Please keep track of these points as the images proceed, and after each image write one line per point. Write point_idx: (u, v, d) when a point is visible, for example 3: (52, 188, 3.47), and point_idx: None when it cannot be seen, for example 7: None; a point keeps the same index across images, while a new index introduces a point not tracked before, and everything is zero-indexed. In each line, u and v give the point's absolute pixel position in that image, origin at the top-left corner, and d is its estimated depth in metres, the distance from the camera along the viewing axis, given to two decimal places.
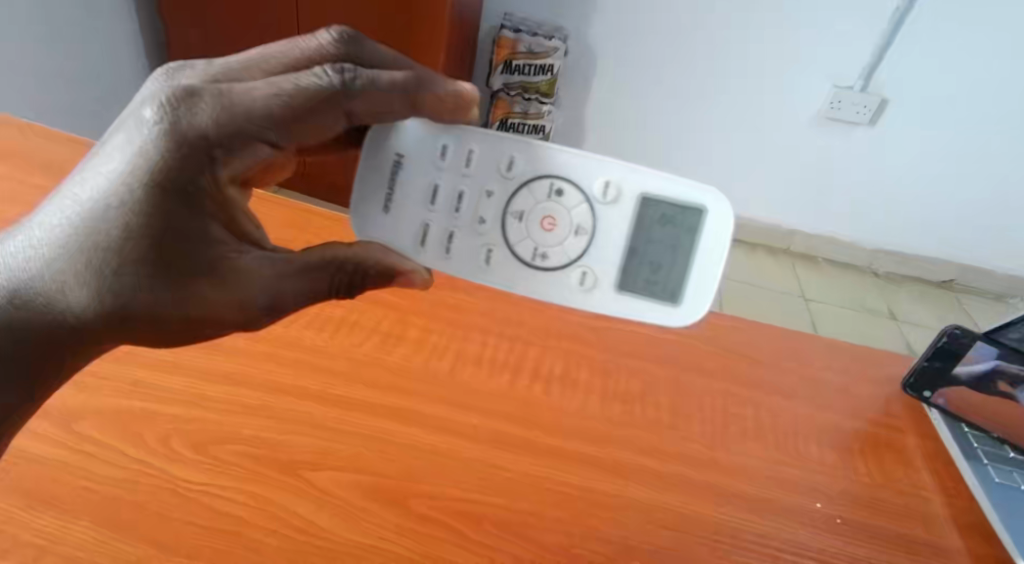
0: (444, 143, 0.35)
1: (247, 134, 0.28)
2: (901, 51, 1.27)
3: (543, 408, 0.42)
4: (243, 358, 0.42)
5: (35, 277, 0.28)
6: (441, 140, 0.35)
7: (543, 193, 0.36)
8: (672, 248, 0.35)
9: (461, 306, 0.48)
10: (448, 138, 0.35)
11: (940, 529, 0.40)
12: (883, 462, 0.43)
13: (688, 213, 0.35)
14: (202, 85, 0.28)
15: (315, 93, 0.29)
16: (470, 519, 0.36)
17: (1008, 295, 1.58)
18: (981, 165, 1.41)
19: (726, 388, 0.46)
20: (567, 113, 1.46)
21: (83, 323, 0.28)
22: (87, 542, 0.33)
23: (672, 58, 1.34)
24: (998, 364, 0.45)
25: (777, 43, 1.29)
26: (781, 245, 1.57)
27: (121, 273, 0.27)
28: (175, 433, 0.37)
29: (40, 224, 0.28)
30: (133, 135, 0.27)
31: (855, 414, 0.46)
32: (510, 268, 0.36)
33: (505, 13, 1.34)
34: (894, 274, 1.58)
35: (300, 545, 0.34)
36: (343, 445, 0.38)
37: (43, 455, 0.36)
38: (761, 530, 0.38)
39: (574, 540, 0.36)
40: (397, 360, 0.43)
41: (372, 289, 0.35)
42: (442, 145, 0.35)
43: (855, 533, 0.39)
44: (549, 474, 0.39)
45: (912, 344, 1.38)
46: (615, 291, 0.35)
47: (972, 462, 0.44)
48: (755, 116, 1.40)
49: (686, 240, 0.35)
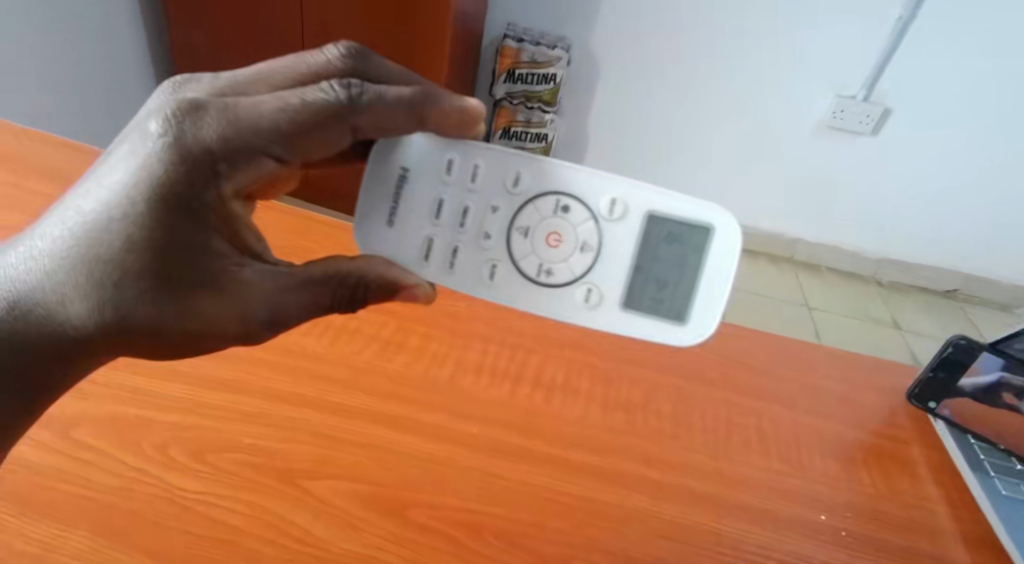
0: (450, 158, 0.35)
1: (253, 148, 0.28)
2: (903, 58, 1.27)
3: (544, 416, 0.42)
4: (242, 366, 0.41)
5: (35, 288, 0.28)
6: (447, 154, 0.35)
7: (549, 210, 0.36)
8: (678, 266, 0.35)
9: (462, 314, 0.48)
10: (455, 152, 0.35)
11: (945, 541, 0.40)
12: (888, 474, 0.43)
13: (696, 231, 0.35)
14: (209, 99, 0.28)
15: (321, 108, 0.29)
16: (469, 528, 0.35)
17: (1012, 305, 1.57)
18: (986, 170, 1.40)
19: (728, 398, 0.46)
20: (569, 121, 1.46)
21: (82, 336, 0.28)
22: (83, 551, 0.32)
23: (675, 67, 1.34)
24: (1004, 376, 0.45)
25: (780, 50, 1.29)
26: (784, 254, 1.57)
27: (122, 285, 0.27)
28: (173, 441, 0.37)
29: (42, 235, 0.28)
30: (137, 148, 0.27)
31: (859, 424, 0.46)
32: (514, 283, 0.36)
33: (509, 22, 1.35)
34: (897, 283, 1.57)
35: (296, 554, 0.33)
36: (342, 454, 0.38)
37: (39, 463, 0.35)
38: (763, 542, 0.38)
39: (574, 551, 0.36)
40: (396, 368, 0.43)
41: (375, 304, 0.34)
42: (448, 159, 0.35)
43: (860, 546, 0.38)
44: (547, 483, 0.38)
45: (917, 354, 1.37)
46: (620, 309, 0.35)
47: (978, 474, 0.43)
48: (759, 124, 1.40)
49: (693, 259, 0.35)
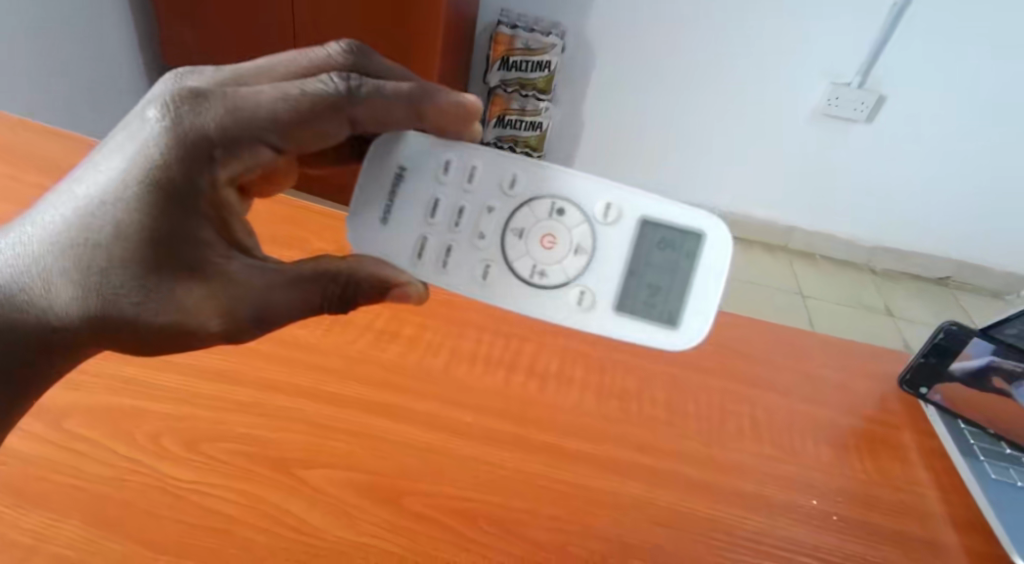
0: (447, 159, 0.35)
1: (250, 137, 0.28)
2: (899, 44, 1.26)
3: (538, 405, 0.42)
4: (235, 357, 0.41)
5: (24, 274, 0.28)
6: (445, 156, 0.35)
7: (543, 212, 0.36)
8: (670, 271, 0.35)
9: (455, 303, 0.48)
10: (452, 153, 0.35)
11: (935, 525, 0.40)
12: (879, 460, 0.43)
13: (689, 238, 0.35)
14: (210, 88, 0.28)
15: (319, 98, 0.29)
16: (465, 517, 0.36)
17: (1004, 292, 1.59)
18: (980, 157, 1.40)
19: (723, 386, 0.46)
20: (564, 109, 1.45)
21: (69, 324, 0.28)
22: (76, 541, 0.32)
23: (672, 55, 1.34)
24: (994, 360, 0.46)
25: (776, 36, 1.28)
26: (779, 242, 1.57)
27: (111, 274, 0.27)
28: (166, 431, 0.37)
29: (35, 220, 0.28)
30: (134, 133, 0.27)
31: (852, 411, 0.46)
32: (506, 285, 0.35)
33: (502, 9, 1.33)
34: (891, 271, 1.58)
35: (292, 543, 0.33)
36: (337, 443, 0.38)
37: (31, 453, 0.35)
38: (755, 528, 0.38)
39: (569, 538, 0.36)
40: (391, 358, 0.43)
41: (365, 305, 0.34)
42: (445, 161, 0.35)
43: (852, 531, 0.39)
44: (540, 471, 0.38)
45: (909, 341, 1.38)
46: (613, 311, 0.35)
47: (969, 459, 0.44)
48: (756, 109, 1.39)
49: (685, 264, 0.35)
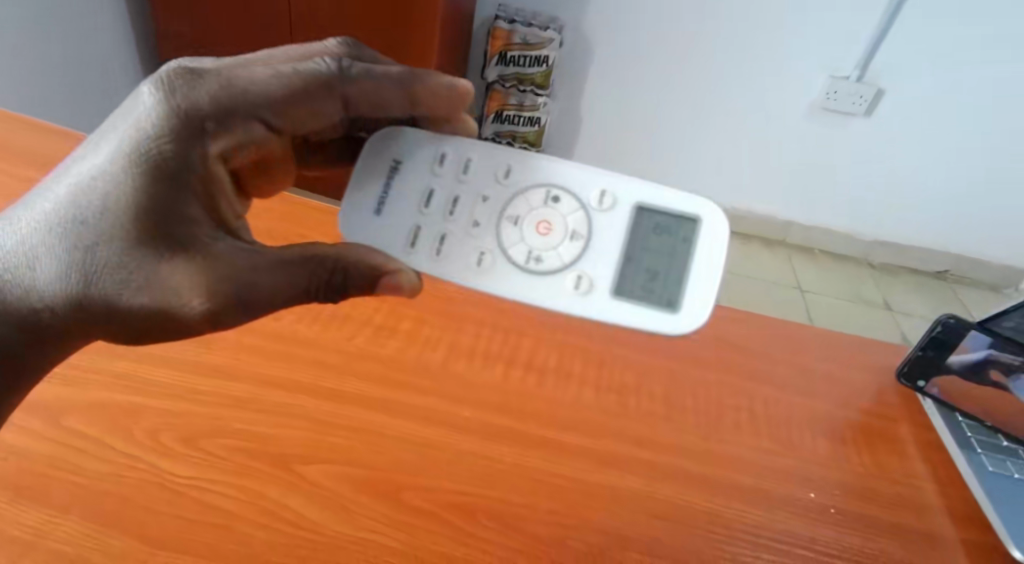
0: (443, 152, 0.36)
1: (244, 112, 0.29)
2: (897, 37, 1.26)
3: (536, 399, 0.42)
4: (232, 352, 0.41)
5: (16, 254, 0.28)
6: (441, 149, 0.36)
7: (539, 200, 0.35)
8: (668, 255, 0.35)
9: (453, 298, 0.48)
10: (448, 147, 0.36)
11: (932, 517, 0.40)
12: (877, 453, 0.43)
13: (684, 223, 0.35)
14: (207, 67, 0.29)
15: (312, 77, 0.30)
16: (464, 511, 0.36)
17: (1003, 285, 1.59)
18: (978, 151, 1.40)
19: (721, 379, 0.46)
20: (562, 104, 1.44)
21: (56, 304, 0.28)
22: (74, 536, 0.32)
23: (670, 49, 1.33)
24: (992, 353, 0.46)
25: (775, 30, 1.28)
26: (777, 237, 1.57)
27: (98, 251, 0.27)
28: (164, 427, 0.37)
29: (33, 201, 0.28)
30: (129, 109, 0.28)
31: (849, 403, 0.46)
32: (501, 271, 0.34)
33: (499, 3, 1.32)
34: (889, 265, 1.59)
35: (291, 538, 0.34)
36: (336, 438, 0.38)
37: (29, 449, 0.35)
38: (753, 521, 0.38)
39: (567, 531, 0.36)
40: (389, 353, 0.43)
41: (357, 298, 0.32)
42: (441, 154, 0.36)
43: (849, 523, 0.39)
44: (538, 465, 0.38)
45: (907, 334, 1.39)
46: (611, 296, 0.34)
47: (966, 451, 0.44)
48: (755, 103, 1.39)
49: (682, 248, 0.35)
